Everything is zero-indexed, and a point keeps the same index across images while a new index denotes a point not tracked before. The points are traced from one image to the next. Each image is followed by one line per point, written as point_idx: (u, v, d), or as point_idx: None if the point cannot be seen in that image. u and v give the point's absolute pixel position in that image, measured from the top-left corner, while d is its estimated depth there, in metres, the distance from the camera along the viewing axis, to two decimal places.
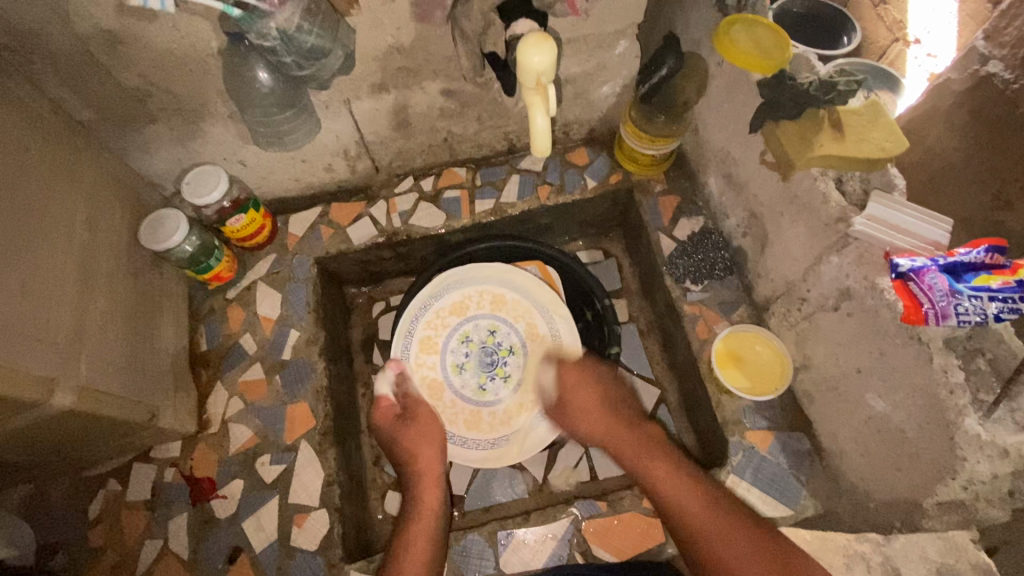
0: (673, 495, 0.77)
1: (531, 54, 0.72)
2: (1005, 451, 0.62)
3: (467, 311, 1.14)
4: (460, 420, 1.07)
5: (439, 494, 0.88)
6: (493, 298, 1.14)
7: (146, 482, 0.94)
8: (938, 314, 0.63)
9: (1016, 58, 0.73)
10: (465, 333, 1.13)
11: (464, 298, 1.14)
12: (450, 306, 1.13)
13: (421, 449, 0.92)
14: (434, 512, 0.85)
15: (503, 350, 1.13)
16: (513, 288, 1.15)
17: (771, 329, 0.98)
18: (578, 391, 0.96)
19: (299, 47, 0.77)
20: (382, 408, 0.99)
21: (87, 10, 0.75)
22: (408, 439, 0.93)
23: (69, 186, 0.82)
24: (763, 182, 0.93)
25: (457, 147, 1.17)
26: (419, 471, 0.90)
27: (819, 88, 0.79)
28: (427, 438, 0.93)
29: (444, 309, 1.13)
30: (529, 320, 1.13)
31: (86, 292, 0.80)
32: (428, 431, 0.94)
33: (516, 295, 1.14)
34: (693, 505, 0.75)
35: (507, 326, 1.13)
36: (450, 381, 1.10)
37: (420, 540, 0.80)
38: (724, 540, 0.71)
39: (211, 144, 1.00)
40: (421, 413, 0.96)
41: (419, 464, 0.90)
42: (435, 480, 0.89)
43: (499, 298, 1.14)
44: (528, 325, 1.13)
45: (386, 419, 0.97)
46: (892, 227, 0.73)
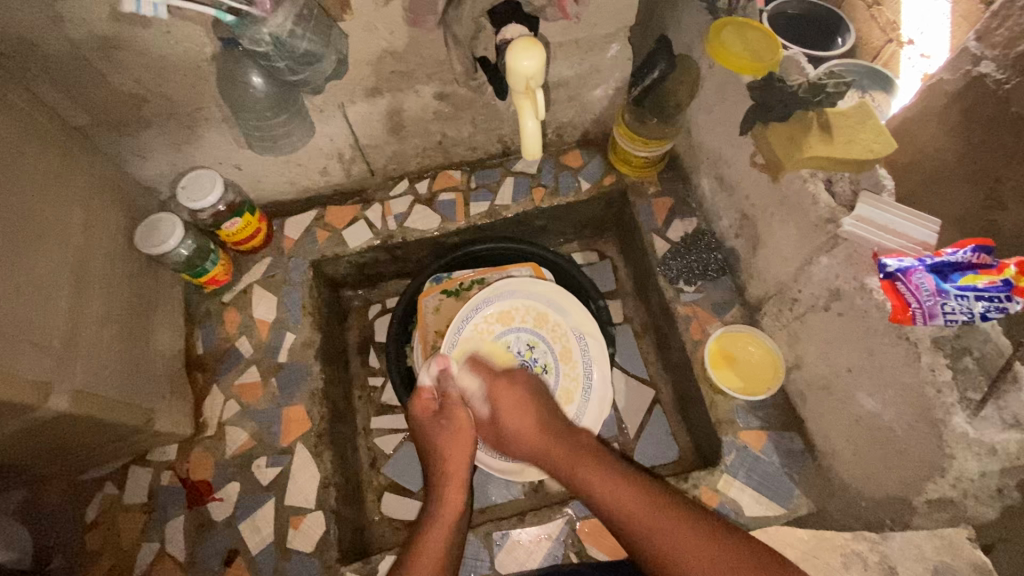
0: (614, 501, 0.73)
1: (521, 58, 0.73)
2: (993, 448, 0.63)
3: (511, 322, 1.12)
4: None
5: (464, 497, 0.85)
6: (538, 315, 1.12)
7: (143, 485, 0.95)
8: (925, 313, 0.64)
9: (1008, 58, 0.74)
10: (506, 343, 1.10)
11: (512, 308, 1.12)
12: (498, 314, 1.11)
13: (451, 450, 0.88)
14: (457, 513, 0.82)
15: (539, 367, 1.09)
16: (560, 310, 1.12)
17: (764, 329, 0.98)
18: (511, 407, 0.90)
19: (292, 52, 0.77)
20: (419, 400, 0.94)
21: (82, 16, 0.76)
22: (442, 438, 0.90)
23: (64, 190, 0.83)
24: (755, 183, 0.93)
25: (452, 150, 1.17)
26: (449, 471, 0.87)
27: (808, 91, 0.80)
28: (460, 439, 0.90)
29: (491, 316, 1.11)
30: (567, 343, 1.11)
31: (81, 297, 0.81)
32: (462, 434, 0.90)
33: (560, 317, 1.12)
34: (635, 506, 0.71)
35: (545, 345, 1.11)
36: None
37: (438, 537, 0.78)
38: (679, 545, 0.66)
39: (206, 148, 1.01)
40: (458, 414, 0.92)
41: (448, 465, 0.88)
42: (460, 485, 0.86)
43: (543, 316, 1.12)
44: (565, 348, 1.11)
45: (423, 413, 0.93)
46: (880, 228, 0.73)
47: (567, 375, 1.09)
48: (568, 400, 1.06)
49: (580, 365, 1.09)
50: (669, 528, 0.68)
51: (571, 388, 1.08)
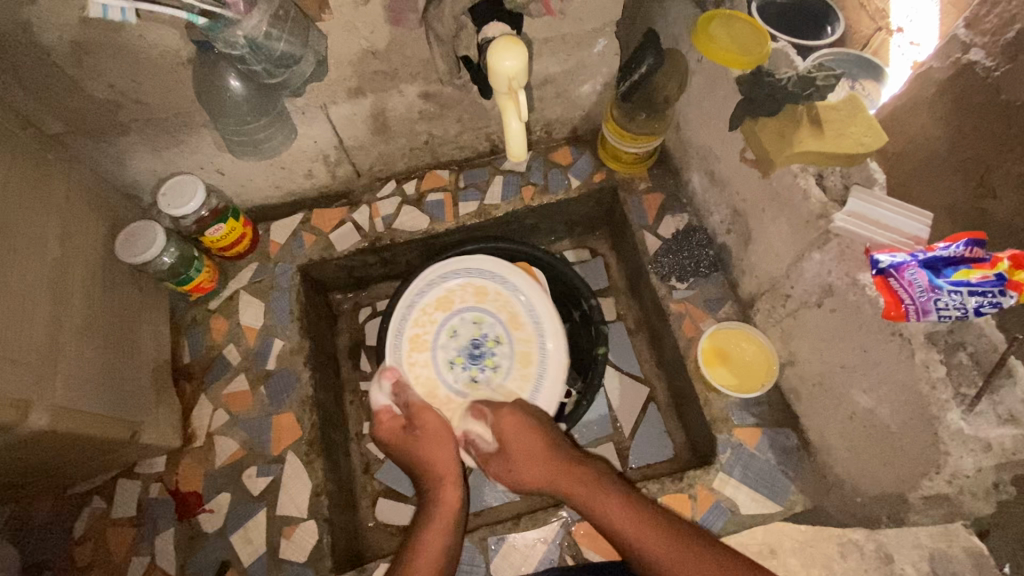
0: (636, 537, 0.74)
1: (502, 58, 0.71)
2: (988, 444, 0.62)
3: (451, 305, 1.11)
4: (457, 418, 1.04)
5: (459, 493, 0.86)
6: (476, 290, 1.12)
7: (132, 498, 0.93)
8: (919, 309, 0.63)
9: (997, 46, 0.73)
10: (452, 328, 1.10)
11: (448, 291, 1.12)
12: (435, 302, 1.11)
13: (437, 455, 0.90)
14: (454, 510, 0.84)
15: (490, 342, 1.09)
16: (498, 279, 1.12)
17: (758, 325, 0.98)
18: (519, 437, 0.90)
19: (268, 54, 0.75)
20: (383, 423, 0.95)
21: (51, 22, 0.74)
22: (423, 445, 0.91)
23: (41, 200, 0.81)
24: (745, 179, 0.92)
25: (439, 149, 1.16)
26: (439, 473, 0.88)
27: (798, 84, 0.78)
28: (439, 442, 0.91)
29: (430, 304, 1.11)
30: (509, 309, 1.10)
31: (59, 311, 0.79)
32: (438, 437, 0.91)
33: (499, 286, 1.12)
34: (670, 555, 0.71)
35: (491, 317, 1.11)
36: (443, 377, 1.06)
37: (436, 535, 0.80)
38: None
39: (187, 154, 0.99)
40: (427, 420, 0.93)
41: (437, 468, 0.89)
42: (455, 482, 0.87)
43: (482, 290, 1.12)
44: (510, 315, 1.10)
45: (390, 431, 0.94)
46: (871, 223, 0.72)
47: (520, 340, 1.09)
48: (528, 364, 1.07)
49: (531, 325, 1.09)
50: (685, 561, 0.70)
51: (527, 350, 1.08)
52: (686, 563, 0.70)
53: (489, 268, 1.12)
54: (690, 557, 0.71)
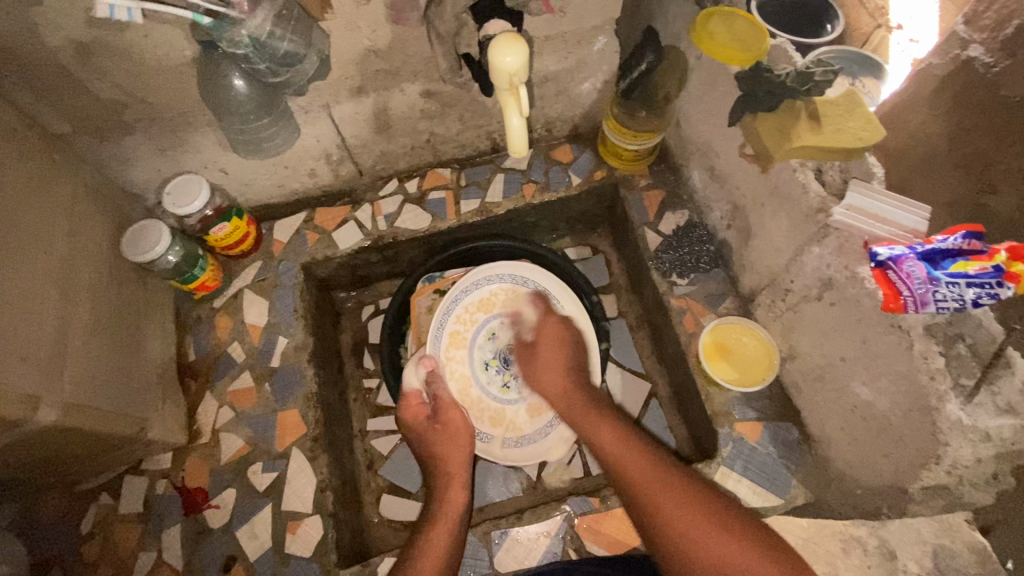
0: (617, 452, 0.79)
1: (503, 56, 0.72)
2: (986, 434, 0.63)
3: (493, 308, 1.14)
4: (485, 417, 1.10)
5: (466, 495, 0.87)
6: (518, 296, 1.14)
7: (138, 494, 0.94)
8: (917, 301, 0.64)
9: (996, 42, 0.73)
10: (491, 330, 1.14)
11: (491, 294, 1.14)
12: (477, 303, 1.14)
13: (450, 451, 0.92)
14: (459, 511, 0.84)
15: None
16: (539, 289, 1.13)
17: (758, 320, 0.98)
18: (547, 350, 0.99)
19: (272, 53, 0.76)
20: (409, 406, 0.98)
21: (58, 22, 0.75)
22: (441, 444, 0.93)
23: (47, 200, 0.82)
24: (744, 174, 0.93)
25: (440, 148, 1.16)
26: (450, 472, 0.90)
27: (796, 79, 0.78)
28: (455, 439, 0.94)
29: (473, 304, 1.14)
30: None
31: (67, 309, 0.80)
32: (456, 432, 0.95)
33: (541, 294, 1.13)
34: (643, 467, 0.76)
35: None
36: (478, 377, 1.12)
37: (441, 534, 0.80)
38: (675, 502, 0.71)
39: (191, 153, 1.00)
40: (450, 419, 0.96)
41: (450, 465, 0.91)
42: (463, 483, 0.88)
43: (524, 300, 1.13)
44: None
45: (415, 419, 0.97)
46: (870, 216, 0.73)
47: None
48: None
49: None
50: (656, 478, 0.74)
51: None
52: (657, 480, 0.74)
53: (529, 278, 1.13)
54: (664, 478, 0.74)
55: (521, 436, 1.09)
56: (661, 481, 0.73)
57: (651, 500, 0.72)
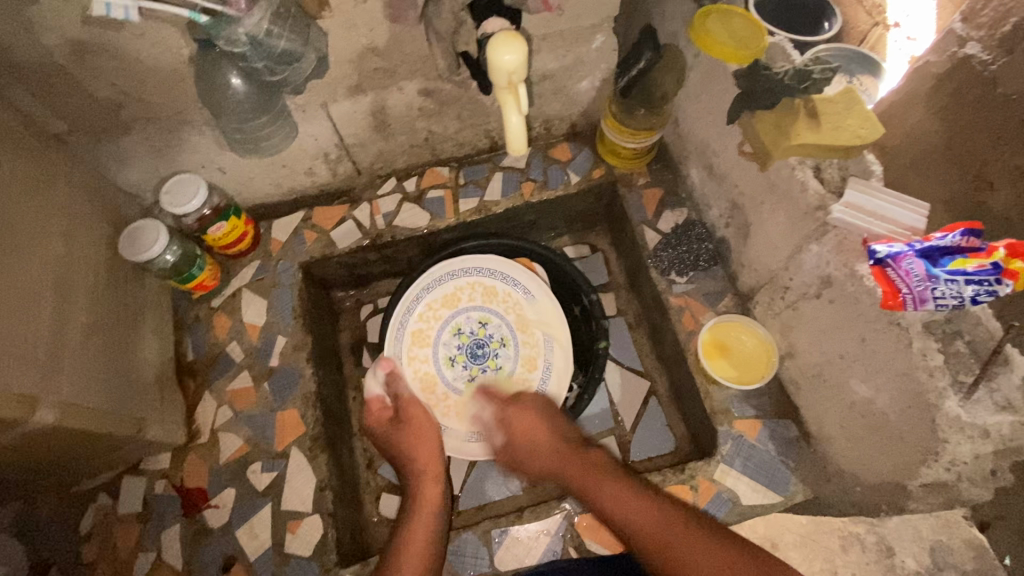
0: (617, 507, 0.75)
1: (502, 53, 0.71)
2: (985, 430, 0.63)
3: (458, 304, 1.16)
4: (450, 413, 1.10)
5: (440, 488, 0.88)
6: (484, 290, 1.17)
7: (137, 494, 0.94)
8: (916, 299, 0.64)
9: (993, 40, 0.73)
10: (456, 326, 1.16)
11: (457, 290, 1.16)
12: (442, 299, 1.16)
13: (417, 447, 0.92)
14: (434, 507, 0.85)
15: (494, 342, 1.15)
16: (506, 279, 1.17)
17: (757, 318, 0.98)
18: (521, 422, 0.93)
19: (270, 51, 0.76)
20: (372, 410, 0.97)
21: (54, 22, 0.74)
22: (410, 437, 0.93)
23: (43, 199, 0.81)
24: (743, 172, 0.93)
25: (439, 146, 1.16)
26: (422, 468, 0.90)
27: (794, 77, 0.79)
28: (425, 439, 0.93)
29: (437, 301, 1.16)
30: (518, 313, 1.16)
31: (65, 309, 0.79)
32: (420, 430, 0.94)
33: (507, 287, 1.17)
34: (653, 521, 0.71)
35: (498, 318, 1.16)
36: (443, 374, 1.13)
37: (421, 531, 0.81)
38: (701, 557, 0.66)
39: (188, 152, 0.99)
40: (414, 415, 0.95)
41: (420, 462, 0.91)
42: (436, 476, 0.90)
43: (491, 290, 1.17)
44: (518, 318, 1.16)
45: (379, 422, 0.96)
46: (868, 214, 0.73)
47: (526, 343, 1.15)
48: (531, 367, 1.13)
49: (537, 331, 1.15)
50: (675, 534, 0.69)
51: (532, 353, 1.14)
52: (672, 532, 0.70)
53: (493, 268, 1.16)
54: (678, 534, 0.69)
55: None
56: (674, 532, 0.69)
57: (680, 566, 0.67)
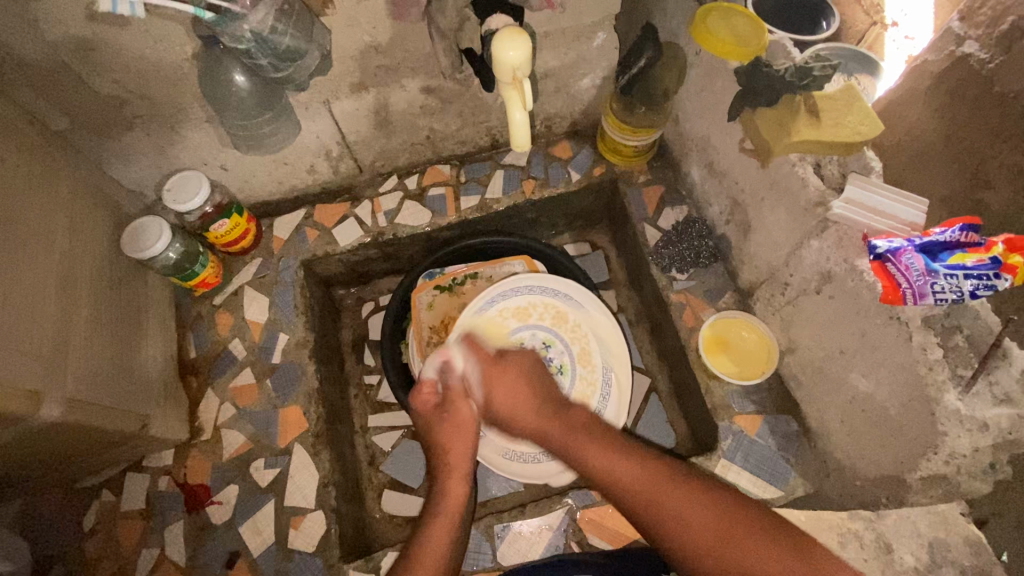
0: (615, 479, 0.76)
1: (506, 49, 0.72)
2: (984, 424, 0.64)
3: (528, 319, 1.08)
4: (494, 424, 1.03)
5: (465, 489, 0.85)
6: (556, 312, 1.09)
7: (140, 491, 0.94)
8: (915, 293, 0.65)
9: (990, 38, 0.74)
10: (520, 337, 1.07)
11: (528, 304, 1.09)
12: (514, 309, 1.08)
13: (453, 441, 0.88)
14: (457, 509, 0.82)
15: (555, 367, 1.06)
16: (579, 306, 1.09)
17: (757, 314, 0.99)
18: (501, 387, 0.89)
19: (273, 48, 0.77)
20: (420, 393, 0.92)
21: (58, 17, 0.75)
22: (444, 431, 0.88)
23: (46, 195, 0.82)
24: (744, 169, 0.93)
25: (440, 144, 1.17)
26: (449, 465, 0.86)
27: (794, 74, 0.80)
28: (463, 435, 0.88)
29: (508, 309, 1.08)
30: (585, 345, 1.08)
31: (69, 305, 0.80)
32: (461, 419, 0.89)
33: (579, 316, 1.09)
34: (640, 482, 0.74)
35: (562, 344, 1.08)
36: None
37: (439, 538, 0.78)
38: (697, 521, 0.69)
39: (190, 149, 0.99)
40: (461, 407, 0.90)
41: (449, 459, 0.86)
42: (464, 475, 0.86)
43: (562, 315, 1.09)
44: (583, 350, 1.08)
45: (424, 406, 0.92)
46: (869, 210, 0.74)
47: (585, 378, 1.06)
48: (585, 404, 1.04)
49: (598, 368, 1.06)
50: (679, 505, 0.71)
51: (587, 392, 1.05)
52: (676, 499, 0.71)
53: (569, 294, 1.09)
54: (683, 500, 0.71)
55: (523, 450, 1.03)
56: (675, 495, 0.72)
57: (682, 533, 0.69)
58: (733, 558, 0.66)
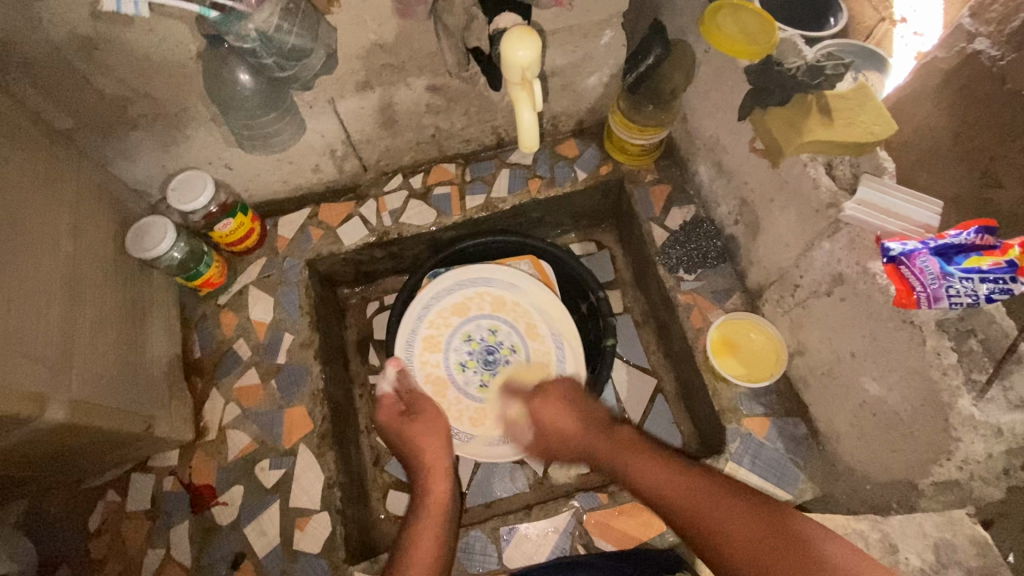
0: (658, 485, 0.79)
1: (515, 49, 0.71)
2: (999, 429, 0.63)
3: (468, 312, 1.13)
4: (464, 418, 1.07)
5: (448, 485, 0.89)
6: (495, 300, 1.14)
7: (146, 491, 0.94)
8: (930, 297, 0.64)
9: (1002, 34, 0.72)
10: (466, 333, 1.12)
11: (466, 298, 1.13)
12: (452, 306, 1.13)
13: (428, 444, 0.93)
14: (442, 503, 0.86)
15: (505, 349, 1.12)
16: (514, 287, 1.14)
17: (766, 316, 0.98)
18: (552, 419, 0.96)
19: (279, 47, 0.76)
20: (383, 405, 0.99)
21: (62, 17, 0.74)
22: (416, 433, 0.94)
23: (51, 195, 0.81)
24: (754, 169, 0.92)
25: (446, 143, 1.16)
26: (428, 463, 0.91)
27: (806, 73, 0.79)
28: (433, 432, 0.94)
29: (446, 309, 1.13)
30: (527, 320, 1.13)
31: (73, 307, 0.79)
32: (435, 424, 0.95)
33: (517, 296, 1.14)
34: (680, 490, 0.77)
35: (505, 326, 1.13)
36: (455, 379, 1.09)
37: (431, 524, 0.82)
38: (722, 512, 0.72)
39: (196, 149, 0.99)
40: (427, 409, 0.97)
41: (426, 457, 0.92)
42: (443, 472, 0.90)
43: (500, 299, 1.14)
44: (527, 326, 1.13)
45: (389, 416, 0.97)
46: (882, 211, 0.73)
47: (538, 350, 1.11)
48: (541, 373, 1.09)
49: (546, 338, 1.11)
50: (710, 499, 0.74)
51: (544, 361, 1.10)
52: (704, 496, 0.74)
53: (503, 277, 1.14)
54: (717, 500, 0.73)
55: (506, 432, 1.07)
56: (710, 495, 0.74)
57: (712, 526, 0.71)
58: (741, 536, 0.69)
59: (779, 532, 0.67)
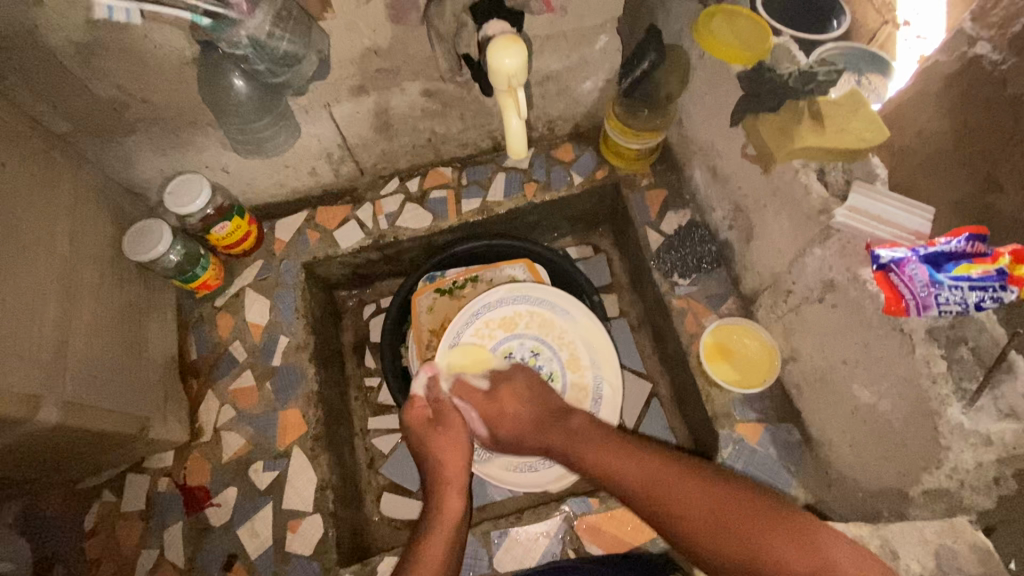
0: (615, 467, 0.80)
1: (502, 57, 0.71)
2: (988, 437, 0.63)
3: (516, 328, 1.10)
4: None
5: (462, 503, 0.87)
6: (542, 320, 1.11)
7: (141, 492, 0.95)
8: (919, 304, 0.63)
9: (1004, 37, 0.70)
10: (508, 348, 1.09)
11: (514, 314, 1.11)
12: (500, 320, 1.10)
13: (447, 454, 0.91)
14: (454, 522, 0.83)
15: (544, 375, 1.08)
16: (565, 313, 1.11)
17: (761, 321, 0.97)
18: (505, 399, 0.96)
19: (272, 53, 0.76)
20: (413, 409, 0.96)
21: (58, 24, 0.75)
22: (437, 444, 0.92)
23: (48, 199, 0.82)
24: (747, 175, 0.92)
25: (442, 147, 1.16)
26: (447, 477, 0.89)
27: (799, 80, 0.78)
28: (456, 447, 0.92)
29: (494, 321, 1.10)
30: (573, 351, 1.09)
31: (69, 307, 0.80)
32: (455, 437, 0.93)
33: (565, 323, 1.10)
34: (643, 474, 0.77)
35: (549, 351, 1.09)
36: None
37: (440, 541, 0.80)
38: (686, 501, 0.72)
39: (193, 153, 1.00)
40: (452, 418, 0.95)
41: (445, 471, 0.90)
42: (459, 491, 0.88)
43: (548, 322, 1.11)
44: (572, 356, 1.09)
45: (416, 421, 0.95)
46: (872, 218, 0.73)
47: (575, 383, 1.07)
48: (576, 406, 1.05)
49: (588, 370, 1.08)
50: (676, 484, 0.74)
51: (579, 394, 1.06)
52: (670, 482, 0.75)
53: (552, 300, 1.11)
54: (687, 487, 0.73)
55: (524, 461, 1.03)
56: (675, 480, 0.74)
57: (676, 514, 0.72)
58: (729, 535, 0.68)
59: (753, 522, 0.68)
